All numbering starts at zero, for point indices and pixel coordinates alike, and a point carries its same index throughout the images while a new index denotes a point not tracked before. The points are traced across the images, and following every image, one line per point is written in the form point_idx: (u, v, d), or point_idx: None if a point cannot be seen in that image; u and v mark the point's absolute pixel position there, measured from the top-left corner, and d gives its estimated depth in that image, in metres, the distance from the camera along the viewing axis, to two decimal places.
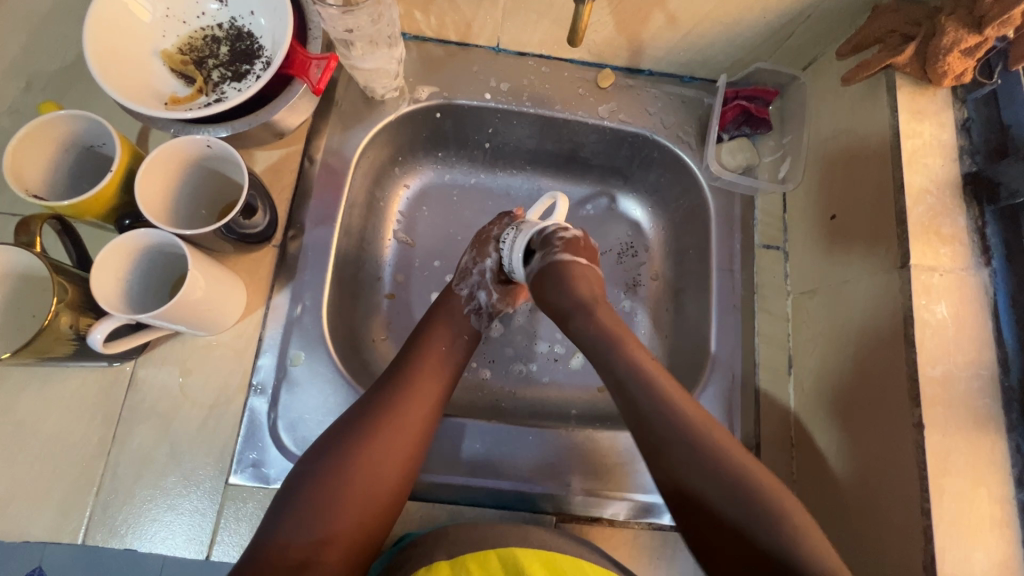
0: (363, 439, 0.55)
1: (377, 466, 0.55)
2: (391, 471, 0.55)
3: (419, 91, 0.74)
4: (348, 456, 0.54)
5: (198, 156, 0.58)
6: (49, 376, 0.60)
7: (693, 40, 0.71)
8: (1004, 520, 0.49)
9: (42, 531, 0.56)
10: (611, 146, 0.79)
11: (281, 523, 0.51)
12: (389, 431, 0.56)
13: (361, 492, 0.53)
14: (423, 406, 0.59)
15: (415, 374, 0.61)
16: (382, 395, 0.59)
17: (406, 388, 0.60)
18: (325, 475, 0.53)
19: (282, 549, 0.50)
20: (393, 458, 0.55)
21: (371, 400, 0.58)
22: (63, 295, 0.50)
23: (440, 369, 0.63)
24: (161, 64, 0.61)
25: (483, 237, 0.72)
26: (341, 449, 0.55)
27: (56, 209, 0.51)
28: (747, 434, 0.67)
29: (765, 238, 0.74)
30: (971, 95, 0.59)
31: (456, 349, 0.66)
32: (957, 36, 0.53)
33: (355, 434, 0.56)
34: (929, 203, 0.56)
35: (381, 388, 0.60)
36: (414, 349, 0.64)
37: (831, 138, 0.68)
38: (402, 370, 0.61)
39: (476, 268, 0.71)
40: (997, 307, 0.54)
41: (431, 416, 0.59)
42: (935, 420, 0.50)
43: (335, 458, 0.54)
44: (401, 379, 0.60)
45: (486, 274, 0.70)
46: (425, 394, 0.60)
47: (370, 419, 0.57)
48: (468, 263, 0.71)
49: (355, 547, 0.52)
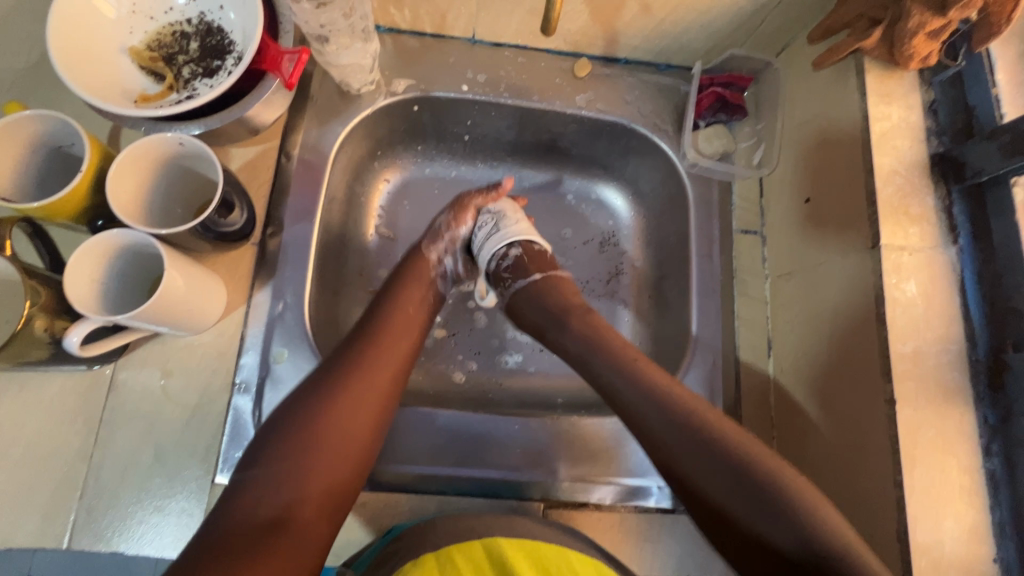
0: (332, 398, 0.55)
1: (348, 422, 0.55)
2: (362, 427, 0.55)
3: (396, 84, 0.73)
4: (316, 414, 0.54)
5: (171, 154, 0.57)
6: (27, 381, 0.60)
7: (667, 27, 0.72)
8: (973, 489, 0.51)
9: (27, 538, 0.56)
10: (590, 135, 0.80)
11: (250, 484, 0.50)
12: (357, 388, 0.56)
13: (335, 447, 0.54)
14: (391, 364, 0.60)
15: (381, 334, 0.61)
16: (349, 356, 0.59)
17: (374, 345, 0.60)
18: (292, 433, 0.53)
19: (255, 509, 0.49)
20: (363, 415, 0.56)
21: (337, 360, 0.58)
22: (36, 299, 0.49)
23: (406, 326, 0.63)
24: (130, 62, 0.60)
25: (463, 202, 0.73)
26: (310, 408, 0.54)
27: (26, 211, 0.50)
28: (729, 417, 0.68)
29: (743, 222, 0.75)
30: (937, 78, 0.61)
31: (421, 307, 0.66)
32: (923, 19, 0.54)
33: (324, 392, 0.56)
34: (898, 183, 0.57)
35: (347, 348, 0.60)
36: (380, 308, 0.64)
37: (804, 122, 0.69)
38: (371, 329, 0.62)
39: (449, 232, 0.72)
40: (964, 284, 0.55)
41: (399, 371, 0.60)
42: (906, 394, 0.52)
43: (303, 417, 0.54)
44: (369, 339, 0.61)
45: (457, 240, 0.73)
46: (393, 354, 0.60)
47: (337, 376, 0.57)
48: (441, 225, 0.72)
49: (328, 505, 0.52)
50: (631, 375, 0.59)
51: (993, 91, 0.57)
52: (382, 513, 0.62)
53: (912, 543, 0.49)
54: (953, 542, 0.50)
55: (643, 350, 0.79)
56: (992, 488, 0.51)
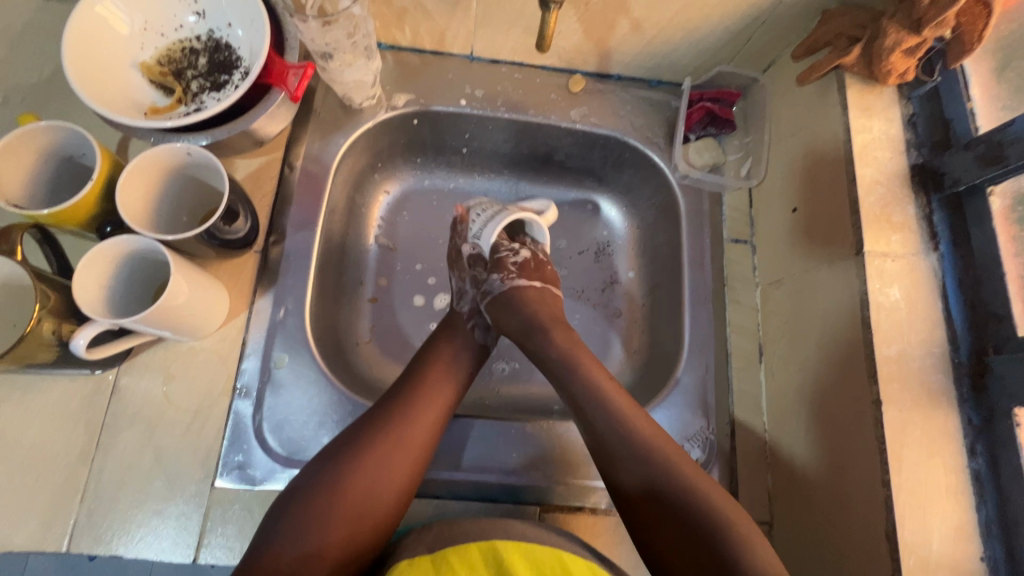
0: (369, 452, 0.56)
1: (378, 480, 0.55)
2: (395, 483, 0.56)
3: (396, 98, 0.76)
4: (354, 467, 0.55)
5: (181, 164, 0.59)
6: (31, 384, 0.61)
7: (658, 45, 0.74)
8: (959, 489, 0.52)
9: (27, 541, 0.56)
10: (584, 148, 0.82)
11: (276, 535, 0.51)
12: (394, 445, 0.57)
13: (359, 502, 0.54)
14: (428, 422, 0.60)
15: (419, 390, 0.62)
16: (389, 408, 0.60)
17: (409, 404, 0.60)
18: (329, 484, 0.54)
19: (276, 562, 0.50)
20: (398, 471, 0.56)
21: (377, 413, 0.59)
22: (46, 301, 0.50)
23: (445, 388, 0.63)
24: (140, 76, 0.62)
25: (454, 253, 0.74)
26: (347, 460, 0.56)
27: (37, 217, 0.52)
28: (722, 421, 0.69)
29: (733, 232, 0.77)
30: (914, 92, 0.64)
31: (461, 365, 0.66)
32: (899, 37, 0.57)
33: (363, 444, 0.57)
34: (880, 193, 0.60)
35: (387, 402, 0.61)
36: (421, 362, 0.65)
37: (790, 136, 0.72)
38: (409, 386, 0.62)
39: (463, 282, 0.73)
40: (945, 288, 0.57)
41: (433, 435, 0.60)
42: (892, 396, 0.53)
43: (340, 468, 0.55)
44: (408, 394, 0.61)
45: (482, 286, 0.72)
46: (429, 413, 0.60)
47: (371, 434, 0.57)
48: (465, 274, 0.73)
49: (347, 559, 0.53)
50: (608, 402, 0.59)
51: (968, 106, 0.59)
52: None
53: (900, 542, 0.50)
54: (940, 541, 0.51)
55: (638, 356, 0.81)
56: (977, 488, 0.52)
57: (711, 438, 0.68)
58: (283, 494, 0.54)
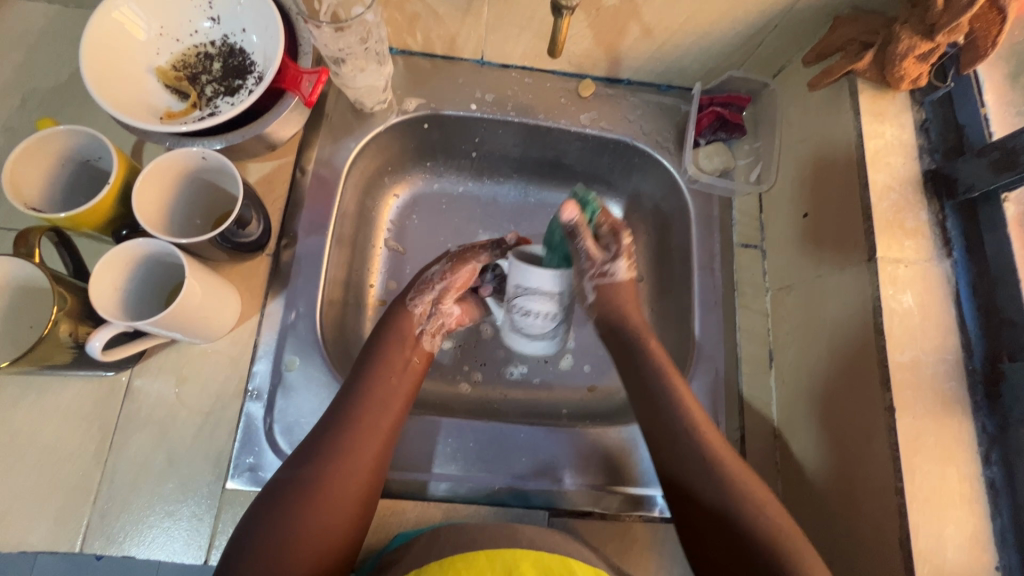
0: (318, 477, 0.54)
1: (335, 500, 0.54)
2: (350, 506, 0.55)
3: (407, 103, 0.76)
4: (305, 495, 0.53)
5: (195, 168, 0.59)
6: (46, 385, 0.61)
7: (668, 50, 0.75)
8: (974, 497, 0.52)
9: (41, 541, 0.57)
10: (594, 152, 0.82)
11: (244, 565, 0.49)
12: (342, 467, 0.55)
13: (321, 525, 0.52)
14: (375, 439, 0.58)
15: (366, 401, 0.60)
16: (335, 424, 0.58)
17: (356, 418, 0.58)
18: (282, 515, 0.52)
19: None
20: (350, 493, 0.55)
21: (323, 432, 0.57)
22: (63, 304, 0.51)
23: (393, 398, 0.61)
24: (156, 80, 0.63)
25: (462, 256, 0.70)
26: (298, 488, 0.54)
27: (55, 220, 0.53)
28: (732, 427, 0.69)
29: (743, 237, 0.77)
30: (927, 98, 0.63)
31: (409, 374, 0.64)
32: (912, 43, 0.57)
33: (310, 469, 0.55)
34: (893, 198, 0.59)
35: (330, 420, 0.58)
36: (366, 371, 0.62)
37: (801, 141, 0.72)
38: (355, 398, 0.60)
39: (442, 282, 0.69)
40: (959, 294, 0.57)
41: (383, 447, 0.58)
42: (905, 403, 0.53)
43: (292, 496, 0.53)
44: (351, 412, 0.59)
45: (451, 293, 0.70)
46: (376, 430, 0.59)
47: (322, 453, 0.56)
48: (434, 275, 0.69)
49: None
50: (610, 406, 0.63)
51: (983, 110, 0.60)
52: (388, 521, 0.62)
53: (915, 551, 0.50)
54: (956, 550, 0.50)
55: None
56: (992, 496, 0.52)
57: None
58: (242, 521, 0.52)
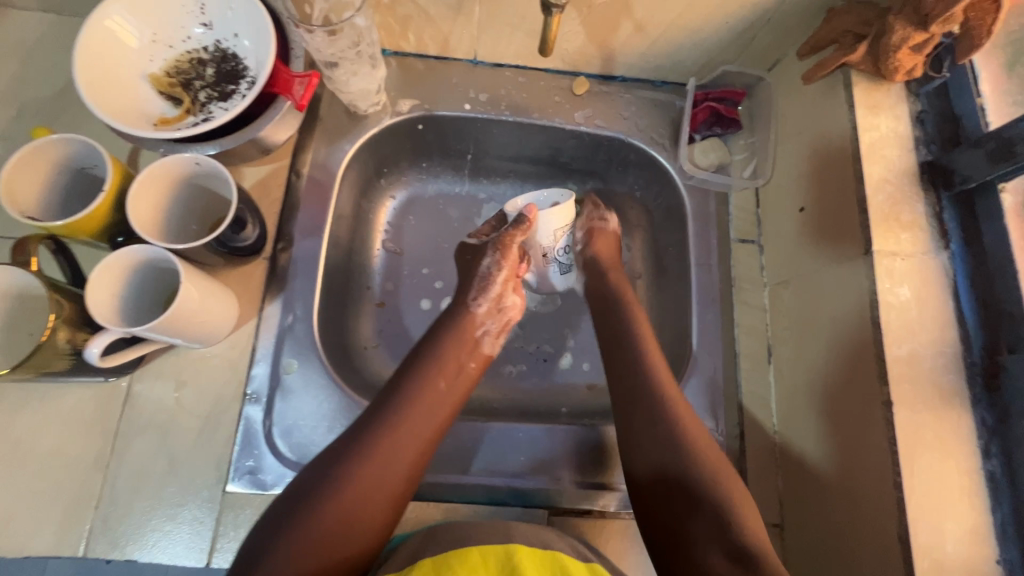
0: (353, 472, 0.53)
1: (365, 498, 0.53)
2: (378, 508, 0.53)
3: (401, 104, 0.77)
4: (339, 488, 0.52)
5: (190, 174, 0.60)
6: (47, 392, 0.62)
7: (662, 46, 0.74)
8: (973, 490, 0.52)
9: (44, 546, 0.58)
10: (590, 150, 0.82)
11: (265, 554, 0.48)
12: (378, 466, 0.54)
13: (349, 522, 0.51)
14: (417, 442, 0.57)
15: (412, 404, 0.59)
16: (376, 423, 0.57)
17: (399, 419, 0.57)
18: (307, 510, 0.51)
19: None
20: (381, 492, 0.54)
21: (361, 430, 0.56)
22: (60, 310, 0.52)
23: (440, 405, 0.60)
24: (149, 87, 0.63)
25: (506, 242, 0.71)
26: (337, 478, 0.53)
27: (51, 228, 0.53)
28: (730, 424, 0.69)
29: (740, 232, 0.77)
30: (923, 88, 0.63)
31: (460, 381, 0.63)
32: (905, 35, 0.57)
33: (347, 463, 0.54)
34: (889, 191, 0.59)
35: (373, 414, 0.58)
36: (414, 372, 0.62)
37: (797, 134, 0.71)
38: (398, 399, 0.59)
39: (496, 276, 0.71)
40: (957, 287, 0.56)
41: (424, 453, 0.57)
42: (903, 397, 0.53)
43: (325, 489, 0.52)
44: (393, 411, 0.58)
45: (505, 283, 0.71)
46: (422, 430, 0.58)
47: (360, 450, 0.55)
48: (490, 269, 0.71)
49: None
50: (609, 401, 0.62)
51: (978, 101, 0.59)
52: None
53: (914, 544, 0.50)
54: (954, 544, 0.50)
55: None
56: (991, 489, 0.52)
57: (720, 440, 0.68)
58: (266, 517, 0.51)
